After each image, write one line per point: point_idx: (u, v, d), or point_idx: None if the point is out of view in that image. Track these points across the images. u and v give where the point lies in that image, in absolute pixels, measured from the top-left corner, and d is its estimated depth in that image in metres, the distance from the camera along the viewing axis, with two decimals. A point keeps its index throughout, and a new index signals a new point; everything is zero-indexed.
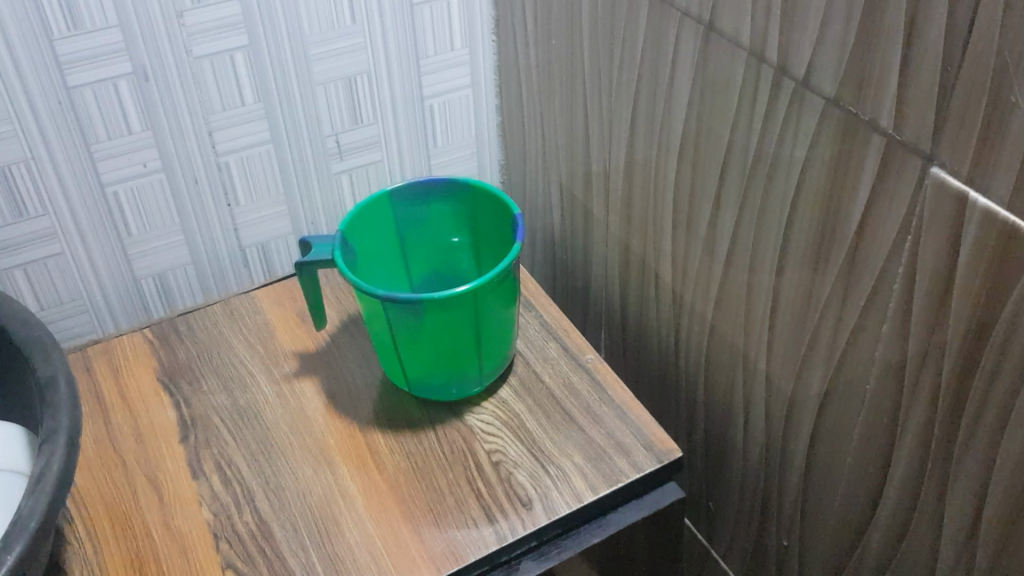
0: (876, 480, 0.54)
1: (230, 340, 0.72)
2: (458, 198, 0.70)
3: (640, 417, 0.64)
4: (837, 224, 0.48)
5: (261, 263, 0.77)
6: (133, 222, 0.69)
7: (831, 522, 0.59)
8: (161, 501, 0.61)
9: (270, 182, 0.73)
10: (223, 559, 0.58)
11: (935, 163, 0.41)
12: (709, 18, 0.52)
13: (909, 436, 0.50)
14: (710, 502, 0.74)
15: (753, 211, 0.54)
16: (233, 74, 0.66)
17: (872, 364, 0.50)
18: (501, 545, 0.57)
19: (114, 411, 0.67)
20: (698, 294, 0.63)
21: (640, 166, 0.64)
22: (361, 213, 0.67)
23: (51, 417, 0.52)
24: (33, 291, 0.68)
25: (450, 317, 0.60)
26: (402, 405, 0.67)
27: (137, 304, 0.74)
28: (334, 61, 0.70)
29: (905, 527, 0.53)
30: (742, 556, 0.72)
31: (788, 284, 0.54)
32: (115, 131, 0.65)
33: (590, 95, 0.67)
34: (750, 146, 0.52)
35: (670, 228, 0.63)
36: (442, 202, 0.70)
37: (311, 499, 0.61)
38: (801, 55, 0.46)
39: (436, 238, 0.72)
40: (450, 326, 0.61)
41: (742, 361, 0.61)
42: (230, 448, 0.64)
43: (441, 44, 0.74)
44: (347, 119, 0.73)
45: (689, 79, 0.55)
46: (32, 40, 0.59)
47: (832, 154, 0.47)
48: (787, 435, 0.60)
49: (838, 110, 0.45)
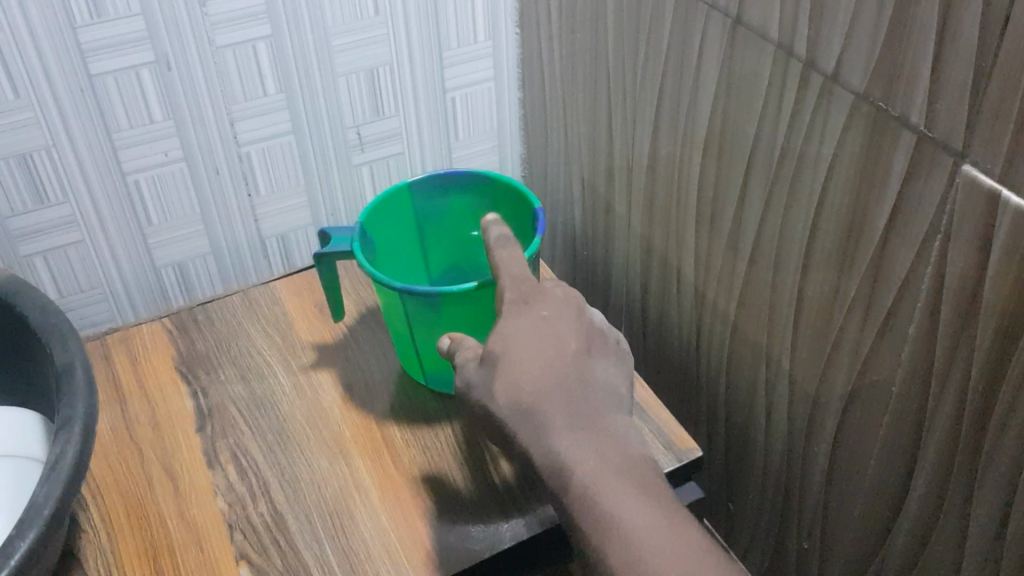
0: (900, 482, 0.53)
1: (248, 330, 0.72)
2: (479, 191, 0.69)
3: (660, 416, 0.63)
4: (864, 221, 0.47)
5: (280, 254, 0.77)
6: (154, 211, 0.69)
7: (853, 525, 0.58)
8: (176, 490, 0.61)
9: (291, 174, 0.73)
10: (237, 549, 0.57)
11: (967, 161, 0.40)
12: (737, 11, 0.51)
13: (936, 438, 0.49)
14: (729, 503, 0.73)
15: (778, 208, 0.53)
16: (256, 64, 0.66)
17: (898, 364, 0.49)
18: (515, 541, 0.57)
19: (131, 397, 0.67)
20: (721, 291, 0.62)
21: (664, 160, 0.63)
22: (381, 204, 0.66)
23: (68, 404, 0.52)
24: (53, 278, 0.68)
25: (465, 311, 0.60)
26: (419, 400, 0.66)
27: (157, 292, 0.74)
28: (356, 52, 0.69)
29: (930, 530, 0.52)
30: (762, 557, 0.71)
31: (813, 281, 0.53)
32: (137, 120, 0.64)
33: (614, 89, 0.66)
34: (776, 142, 0.51)
35: (693, 223, 0.62)
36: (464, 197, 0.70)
37: (326, 491, 0.60)
38: (830, 48, 0.45)
39: (456, 232, 0.72)
40: (465, 320, 0.61)
41: (765, 360, 0.60)
42: (247, 439, 0.64)
43: (464, 36, 0.73)
44: (369, 110, 0.73)
45: (715, 73, 0.54)
46: (55, 27, 0.58)
47: (861, 151, 0.46)
48: (809, 436, 0.59)
49: (866, 105, 0.44)
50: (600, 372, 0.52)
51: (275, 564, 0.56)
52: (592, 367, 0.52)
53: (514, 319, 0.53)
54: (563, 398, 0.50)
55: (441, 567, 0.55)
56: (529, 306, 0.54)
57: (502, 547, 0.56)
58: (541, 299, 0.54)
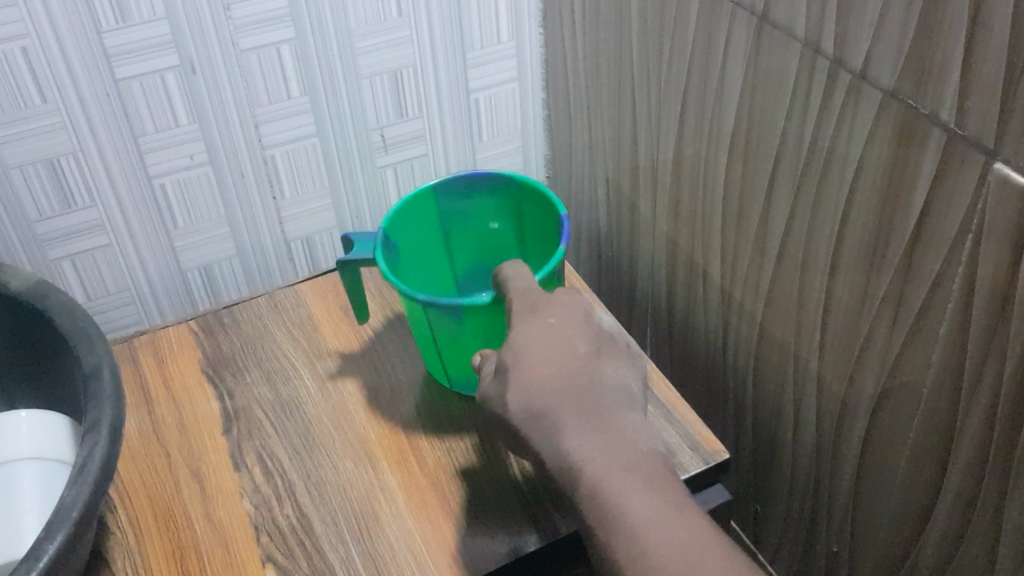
0: (930, 484, 0.52)
1: (274, 333, 0.72)
2: (502, 195, 0.69)
3: (686, 418, 0.63)
4: (893, 221, 0.47)
5: (305, 257, 0.77)
6: (180, 214, 0.69)
7: (883, 527, 0.58)
8: (202, 491, 0.61)
9: (316, 176, 0.73)
10: (263, 551, 0.57)
11: (998, 159, 0.40)
12: (763, 9, 0.50)
13: (967, 439, 0.48)
14: (757, 506, 0.72)
15: (806, 207, 0.53)
16: (280, 67, 0.66)
17: (929, 365, 0.48)
18: (542, 542, 0.57)
19: (157, 400, 0.68)
20: (747, 292, 0.62)
21: (689, 160, 0.63)
22: (405, 207, 0.66)
23: (95, 407, 0.52)
24: (79, 280, 0.69)
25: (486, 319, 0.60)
26: (445, 402, 0.66)
27: (183, 295, 0.74)
28: (380, 54, 0.69)
29: (962, 532, 0.51)
30: (791, 560, 0.70)
31: (841, 282, 0.52)
32: (162, 123, 0.65)
33: (639, 89, 0.66)
34: (804, 141, 0.51)
35: (719, 222, 0.62)
36: (488, 200, 0.70)
37: (351, 493, 0.60)
38: (858, 45, 0.45)
39: (482, 232, 0.72)
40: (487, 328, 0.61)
41: (793, 362, 0.60)
42: (273, 441, 0.64)
43: (488, 37, 0.73)
44: (393, 112, 0.73)
45: (741, 71, 0.54)
46: (81, 32, 0.59)
47: (890, 149, 0.45)
48: (838, 438, 0.58)
49: (895, 102, 0.44)
50: (610, 374, 0.52)
51: (301, 566, 0.56)
52: (601, 369, 0.52)
53: (523, 328, 0.53)
54: (576, 401, 0.50)
55: (466, 570, 0.55)
56: (536, 314, 0.54)
57: (527, 548, 0.56)
58: (548, 308, 0.54)
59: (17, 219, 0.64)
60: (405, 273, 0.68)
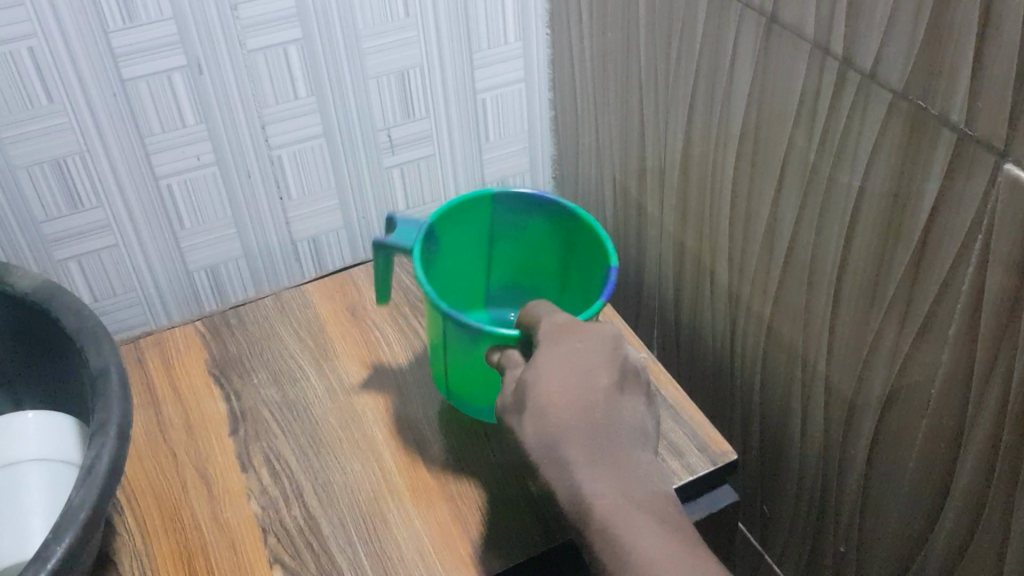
0: (939, 485, 0.52)
1: (281, 334, 0.72)
2: (551, 220, 0.67)
3: (694, 418, 0.63)
4: (902, 222, 0.47)
5: (312, 257, 0.77)
6: (187, 215, 0.69)
7: (892, 530, 0.57)
8: (209, 493, 0.61)
9: (322, 176, 0.73)
10: (270, 552, 0.57)
11: (1009, 160, 0.40)
12: (772, 9, 0.50)
13: (977, 441, 0.48)
14: (764, 507, 0.72)
15: (815, 209, 0.53)
16: (287, 68, 0.66)
17: (938, 367, 0.48)
18: (549, 545, 0.57)
19: (164, 401, 0.68)
20: (755, 293, 0.62)
21: (697, 161, 0.62)
22: (456, 207, 0.66)
23: (103, 408, 0.52)
24: (85, 280, 0.69)
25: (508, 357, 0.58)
26: (452, 404, 0.66)
27: (189, 296, 0.74)
28: (387, 54, 0.69)
29: (970, 534, 0.51)
30: (799, 561, 0.70)
31: (850, 284, 0.52)
32: (169, 124, 0.65)
33: (647, 90, 0.65)
34: (813, 142, 0.51)
35: (727, 224, 0.62)
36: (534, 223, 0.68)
37: (359, 494, 0.60)
38: (868, 46, 0.44)
39: (528, 253, 0.70)
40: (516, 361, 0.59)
41: (801, 363, 0.60)
42: (280, 442, 0.64)
43: (495, 38, 0.73)
44: (400, 113, 0.73)
45: (749, 72, 0.54)
46: (88, 31, 0.59)
47: (899, 150, 0.45)
48: (846, 439, 0.58)
49: (905, 103, 0.44)
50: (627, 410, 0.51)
51: (309, 568, 0.56)
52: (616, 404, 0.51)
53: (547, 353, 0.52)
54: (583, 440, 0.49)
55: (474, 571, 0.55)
56: (563, 338, 0.52)
57: (534, 551, 0.56)
58: (575, 332, 0.53)
59: (24, 220, 0.64)
60: (437, 267, 0.67)
